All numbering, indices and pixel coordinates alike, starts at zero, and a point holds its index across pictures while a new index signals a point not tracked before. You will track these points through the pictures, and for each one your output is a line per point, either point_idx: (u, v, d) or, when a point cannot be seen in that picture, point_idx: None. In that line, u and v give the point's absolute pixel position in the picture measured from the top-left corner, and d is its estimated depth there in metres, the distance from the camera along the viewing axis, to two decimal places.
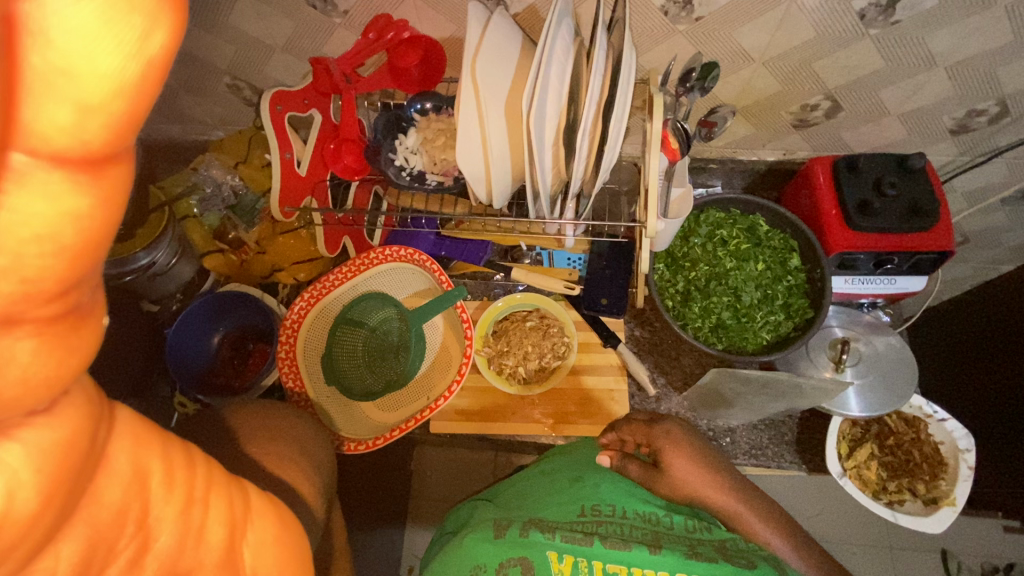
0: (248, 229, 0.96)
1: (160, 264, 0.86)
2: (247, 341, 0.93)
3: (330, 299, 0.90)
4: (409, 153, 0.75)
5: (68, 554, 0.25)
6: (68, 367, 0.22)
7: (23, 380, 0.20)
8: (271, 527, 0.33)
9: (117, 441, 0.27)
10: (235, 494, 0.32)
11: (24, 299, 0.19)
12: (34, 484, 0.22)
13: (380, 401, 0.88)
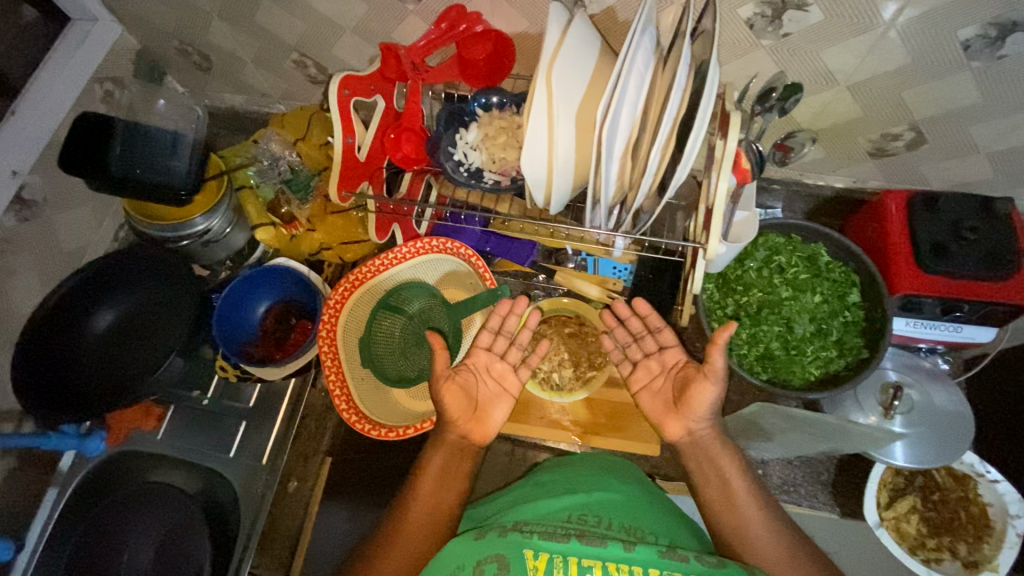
0: (301, 205, 0.95)
1: (216, 231, 0.93)
2: (290, 316, 0.94)
3: (373, 283, 0.90)
4: (469, 148, 0.73)
5: (490, 420, 0.72)
6: (507, 381, 0.75)
7: (501, 377, 0.76)
8: (442, 462, 0.68)
9: (498, 412, 0.73)
10: (454, 450, 0.69)
11: (506, 352, 0.77)
12: (500, 399, 0.74)
13: (412, 388, 0.90)
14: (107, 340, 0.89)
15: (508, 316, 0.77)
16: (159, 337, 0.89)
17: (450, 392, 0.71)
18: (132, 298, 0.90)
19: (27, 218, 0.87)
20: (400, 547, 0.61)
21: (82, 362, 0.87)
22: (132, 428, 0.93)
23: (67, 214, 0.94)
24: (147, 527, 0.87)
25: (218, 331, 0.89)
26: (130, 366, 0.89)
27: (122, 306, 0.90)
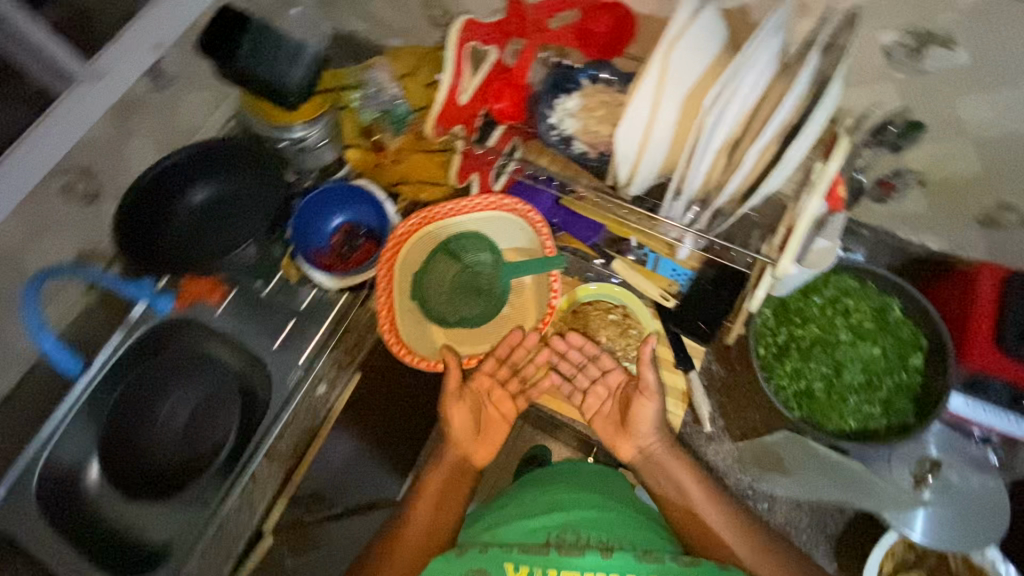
0: (392, 135, 1.01)
1: (311, 141, 1.00)
2: (358, 236, 0.99)
3: (441, 224, 0.94)
4: (566, 115, 0.74)
5: (489, 446, 0.89)
6: (507, 410, 0.91)
7: (494, 407, 0.91)
8: (440, 478, 0.84)
9: (498, 432, 0.90)
10: (455, 468, 0.85)
11: (498, 362, 0.89)
12: (497, 428, 0.90)
13: (449, 331, 0.94)
14: (199, 214, 0.98)
15: (517, 347, 0.87)
16: (240, 224, 0.96)
17: (459, 410, 0.87)
18: (228, 182, 0.98)
19: (158, 87, 0.96)
20: (405, 545, 0.77)
21: (171, 226, 0.96)
22: (195, 300, 1.00)
23: (192, 94, 1.03)
24: (186, 391, 0.98)
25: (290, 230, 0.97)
26: (210, 243, 0.97)
27: (219, 187, 0.98)
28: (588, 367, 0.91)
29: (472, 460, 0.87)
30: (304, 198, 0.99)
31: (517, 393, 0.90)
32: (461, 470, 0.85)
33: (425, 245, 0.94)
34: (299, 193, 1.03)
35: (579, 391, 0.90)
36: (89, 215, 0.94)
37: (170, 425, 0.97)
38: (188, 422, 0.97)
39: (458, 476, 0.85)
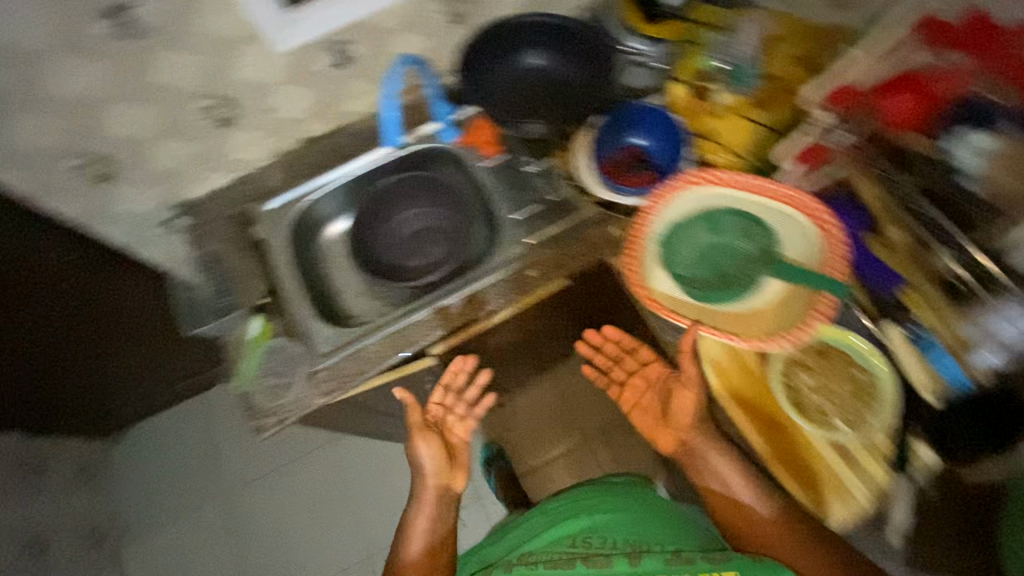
0: (726, 91, 0.96)
1: (648, 58, 1.02)
2: (642, 163, 0.96)
3: (734, 192, 0.90)
4: (977, 148, 0.75)
5: (454, 472, 0.94)
6: (452, 455, 0.96)
7: (446, 442, 0.97)
8: (433, 491, 0.92)
9: (460, 470, 0.95)
10: (442, 463, 0.94)
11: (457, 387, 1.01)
12: (445, 464, 0.94)
13: (677, 285, 0.89)
14: (524, 77, 1.05)
15: (460, 369, 1.00)
16: (543, 111, 1.04)
17: (427, 438, 0.94)
18: (563, 68, 1.03)
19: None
20: (419, 529, 0.89)
21: (494, 73, 1.05)
22: (477, 145, 1.10)
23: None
24: (433, 206, 1.11)
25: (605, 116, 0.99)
26: (510, 108, 1.05)
27: (552, 66, 1.04)
28: (630, 359, 0.97)
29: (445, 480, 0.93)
30: (616, 104, 1.00)
31: (450, 445, 0.96)
32: (446, 481, 0.93)
33: (705, 202, 0.91)
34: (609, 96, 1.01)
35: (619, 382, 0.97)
36: (448, 30, 1.02)
37: (404, 230, 1.11)
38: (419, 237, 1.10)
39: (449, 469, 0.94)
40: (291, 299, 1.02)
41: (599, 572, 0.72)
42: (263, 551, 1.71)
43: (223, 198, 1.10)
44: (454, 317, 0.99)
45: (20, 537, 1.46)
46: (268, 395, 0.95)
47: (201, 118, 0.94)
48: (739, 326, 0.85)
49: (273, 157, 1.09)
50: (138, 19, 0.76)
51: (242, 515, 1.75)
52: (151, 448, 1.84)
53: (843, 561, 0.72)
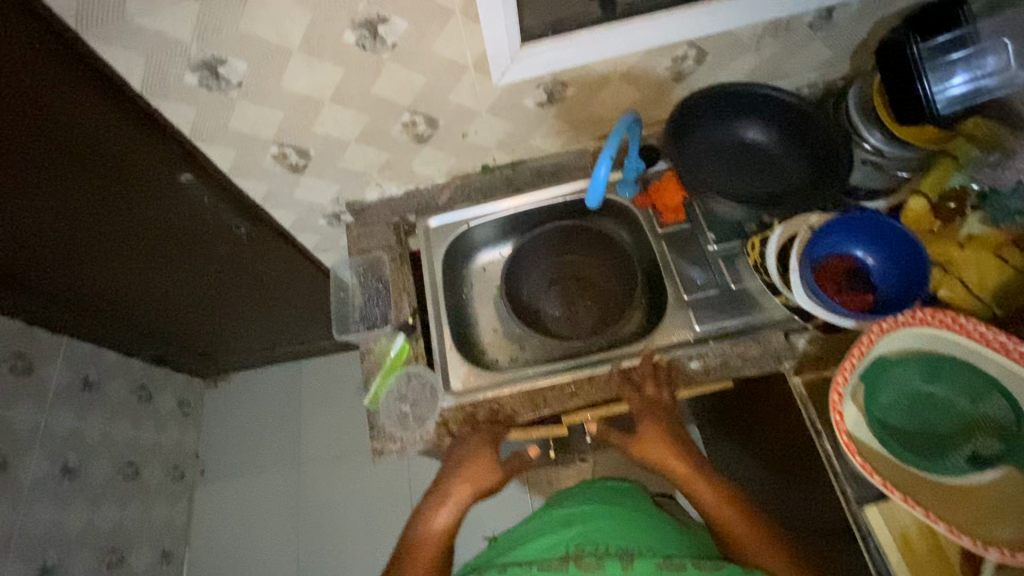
0: (977, 222, 0.84)
1: (885, 161, 0.91)
2: (856, 283, 0.84)
3: (972, 345, 0.76)
4: None
5: (491, 446, 0.84)
6: (494, 439, 0.85)
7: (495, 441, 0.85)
8: (483, 465, 0.81)
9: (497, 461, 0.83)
10: (486, 457, 0.82)
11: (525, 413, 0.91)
12: (496, 445, 0.84)
13: (876, 435, 0.77)
14: (743, 141, 0.99)
15: (551, 387, 0.92)
16: (741, 181, 0.97)
17: (488, 443, 0.84)
18: (788, 151, 0.97)
19: (822, 27, 0.89)
20: (435, 537, 0.75)
21: (703, 137, 0.99)
22: (652, 205, 1.05)
23: (829, 48, 0.94)
24: (595, 261, 1.11)
25: (845, 214, 0.86)
26: (712, 164, 0.98)
27: (777, 146, 0.97)
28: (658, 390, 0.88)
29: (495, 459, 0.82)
30: (847, 208, 0.87)
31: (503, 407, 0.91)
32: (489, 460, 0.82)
33: (926, 345, 0.79)
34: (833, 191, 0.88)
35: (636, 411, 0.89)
36: (666, 87, 0.96)
37: (552, 283, 1.11)
38: (568, 293, 1.10)
39: (486, 448, 0.83)
40: (436, 326, 1.00)
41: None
42: (317, 526, 1.75)
43: (390, 206, 1.11)
44: (597, 390, 0.91)
45: (119, 457, 1.56)
46: (406, 423, 0.90)
47: (400, 133, 0.93)
48: (900, 480, 0.74)
49: (447, 176, 1.08)
50: (383, 36, 0.75)
51: (307, 489, 1.79)
52: (241, 400, 1.93)
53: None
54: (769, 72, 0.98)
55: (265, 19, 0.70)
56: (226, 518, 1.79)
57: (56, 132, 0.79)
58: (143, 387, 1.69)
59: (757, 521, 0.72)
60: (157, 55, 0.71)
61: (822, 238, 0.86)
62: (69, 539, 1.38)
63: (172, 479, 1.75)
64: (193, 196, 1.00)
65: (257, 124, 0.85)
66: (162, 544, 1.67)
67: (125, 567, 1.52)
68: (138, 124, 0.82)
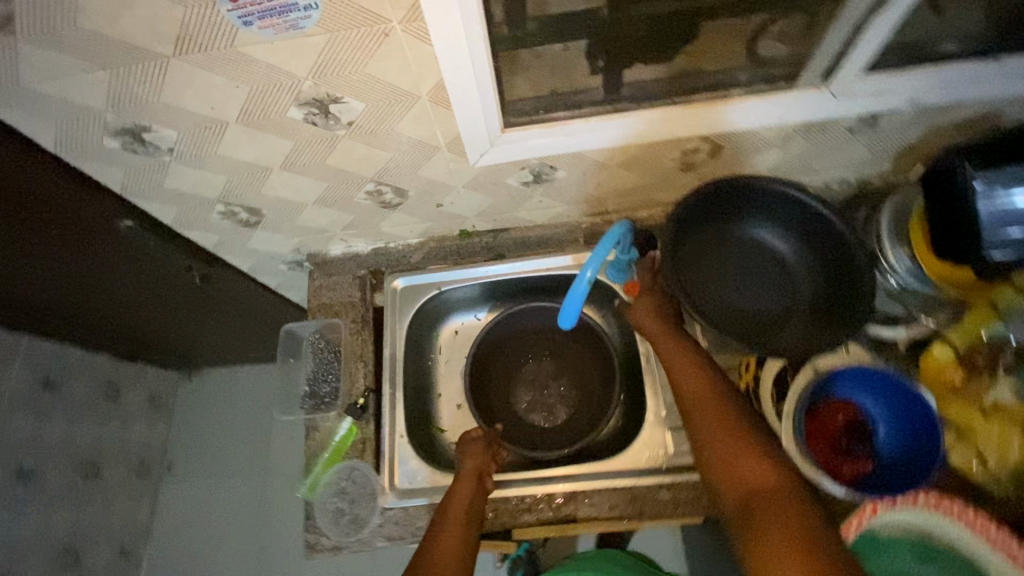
0: (1010, 385, 0.73)
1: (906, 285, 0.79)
2: (853, 448, 0.75)
3: (989, 552, 0.63)
4: None
5: (475, 447, 0.85)
6: (483, 444, 0.86)
7: (484, 440, 0.87)
8: (473, 454, 0.83)
9: (485, 446, 0.85)
10: (476, 446, 0.85)
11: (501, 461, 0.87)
12: (479, 444, 0.86)
13: None
14: (751, 239, 0.86)
15: (510, 496, 0.86)
16: (740, 288, 0.85)
17: (472, 446, 0.85)
18: (804, 260, 0.83)
19: (859, 132, 0.76)
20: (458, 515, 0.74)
21: (711, 231, 0.86)
22: None
23: (864, 150, 0.81)
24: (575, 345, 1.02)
25: (864, 369, 0.75)
26: (710, 263, 0.86)
27: (791, 252, 0.84)
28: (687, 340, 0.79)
29: (483, 443, 0.85)
30: (865, 364, 0.76)
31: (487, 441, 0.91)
32: (478, 452, 0.84)
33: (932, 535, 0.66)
34: (851, 326, 0.74)
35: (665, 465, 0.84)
36: (676, 175, 0.84)
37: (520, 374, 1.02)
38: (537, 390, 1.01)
39: (475, 445, 0.85)
40: (390, 407, 0.92)
41: None
42: (274, 541, 1.72)
43: (356, 261, 1.01)
44: (552, 509, 0.85)
45: (77, 457, 1.48)
46: (342, 526, 0.85)
47: (364, 200, 0.83)
48: None
49: (420, 237, 0.98)
50: (337, 115, 0.64)
51: (269, 500, 1.76)
52: (211, 399, 1.87)
53: (771, 453, 0.62)
54: (792, 166, 0.85)
55: (192, 93, 0.58)
56: (188, 518, 1.75)
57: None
58: (112, 383, 1.58)
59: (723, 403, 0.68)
60: (68, 121, 0.61)
61: (826, 385, 0.77)
62: (18, 543, 1.31)
63: (135, 475, 1.69)
64: (137, 242, 0.89)
65: (198, 185, 0.75)
66: (121, 540, 1.63)
67: (79, 567, 1.48)
68: (66, 186, 0.71)
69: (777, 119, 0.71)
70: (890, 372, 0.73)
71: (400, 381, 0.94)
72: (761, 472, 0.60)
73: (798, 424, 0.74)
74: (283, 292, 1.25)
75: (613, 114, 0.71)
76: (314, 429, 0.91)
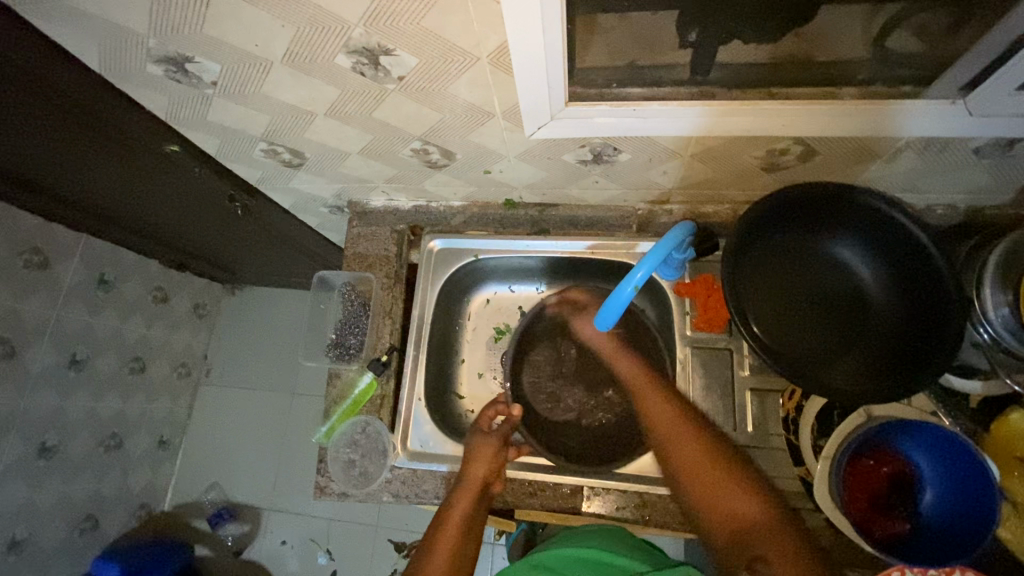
0: None
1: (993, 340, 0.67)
2: (894, 499, 0.70)
3: None
4: None
5: (487, 450, 0.80)
6: (497, 449, 0.81)
7: (499, 444, 0.82)
8: (480, 461, 0.79)
9: (493, 456, 0.80)
10: (485, 453, 0.80)
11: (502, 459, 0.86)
12: (492, 450, 0.80)
13: None
14: (826, 256, 0.77)
15: (516, 478, 0.85)
16: (803, 308, 0.76)
17: (481, 450, 0.80)
18: (885, 287, 0.73)
19: (979, 154, 0.65)
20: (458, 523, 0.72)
21: (779, 241, 0.77)
22: (693, 298, 0.88)
23: (979, 176, 0.70)
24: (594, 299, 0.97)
25: (926, 426, 0.67)
26: (773, 275, 0.77)
27: (870, 277, 0.74)
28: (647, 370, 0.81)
29: (493, 455, 0.80)
30: (933, 421, 0.68)
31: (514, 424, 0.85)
32: (485, 459, 0.79)
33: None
34: (917, 378, 0.66)
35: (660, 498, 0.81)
36: (753, 172, 0.75)
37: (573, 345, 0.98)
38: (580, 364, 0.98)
39: (484, 449, 0.80)
40: (410, 369, 0.91)
41: None
42: None
43: (395, 215, 0.98)
44: (558, 499, 0.83)
45: (127, 353, 1.53)
46: (350, 477, 0.87)
47: (409, 156, 0.78)
48: None
49: (463, 201, 0.93)
50: (387, 68, 0.58)
51: None
52: (246, 314, 1.91)
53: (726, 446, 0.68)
54: (885, 180, 0.75)
55: (235, 27, 0.54)
56: (219, 423, 1.84)
57: (9, 87, 0.63)
58: (160, 288, 1.59)
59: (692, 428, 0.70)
60: (111, 41, 0.58)
61: (877, 434, 0.70)
62: (70, 422, 1.39)
63: (178, 375, 1.77)
64: (183, 166, 0.86)
65: (240, 121, 0.72)
66: (159, 432, 1.74)
67: (122, 451, 1.59)
68: (110, 103, 0.69)
69: (884, 130, 0.61)
70: (955, 434, 0.65)
71: (424, 344, 0.92)
72: (748, 502, 0.62)
73: (838, 468, 0.69)
74: (321, 229, 1.24)
75: (696, 100, 0.62)
76: (335, 376, 0.92)
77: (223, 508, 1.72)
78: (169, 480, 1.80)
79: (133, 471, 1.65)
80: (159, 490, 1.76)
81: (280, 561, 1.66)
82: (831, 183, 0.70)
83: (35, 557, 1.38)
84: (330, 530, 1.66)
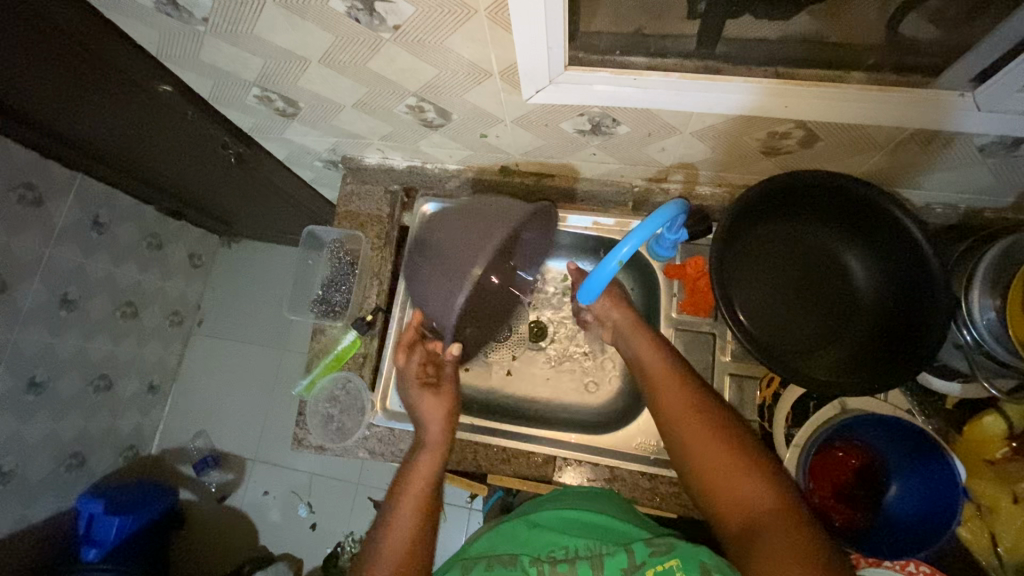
0: None
1: (976, 345, 0.67)
2: (855, 488, 0.72)
3: None
4: None
5: (434, 400, 0.79)
6: (449, 396, 0.80)
7: (446, 390, 0.81)
8: (434, 414, 0.78)
9: (444, 404, 0.79)
10: (434, 402, 0.79)
11: (481, 426, 0.87)
12: (446, 401, 0.79)
13: None
14: (820, 248, 0.76)
15: (489, 447, 0.86)
16: (789, 298, 0.76)
17: (431, 400, 0.79)
18: (873, 284, 0.73)
19: (983, 152, 0.64)
20: (422, 488, 0.70)
21: (772, 227, 0.76)
22: (681, 280, 0.88)
23: (980, 175, 0.69)
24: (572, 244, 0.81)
25: (895, 421, 0.68)
26: (762, 263, 0.76)
27: (860, 269, 0.74)
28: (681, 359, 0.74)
29: (446, 400, 0.79)
30: (901, 418, 0.67)
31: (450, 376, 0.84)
32: (438, 410, 0.78)
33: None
34: (896, 378, 0.65)
35: (626, 473, 0.82)
36: (752, 156, 0.74)
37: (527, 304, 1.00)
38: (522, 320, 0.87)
39: (429, 397, 0.79)
40: (395, 330, 0.91)
41: (590, 550, 0.60)
42: None
43: (390, 174, 0.97)
44: (530, 468, 0.84)
45: (119, 296, 1.53)
46: (329, 432, 0.88)
47: (404, 113, 0.76)
48: None
49: (459, 164, 0.92)
50: (382, 15, 0.56)
51: None
52: (240, 268, 1.91)
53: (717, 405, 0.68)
54: (885, 173, 0.74)
55: None
56: (209, 373, 1.86)
57: None
58: (154, 235, 1.58)
59: (713, 414, 0.66)
60: None
61: (849, 427, 0.70)
62: (59, 359, 1.39)
63: (170, 323, 1.78)
64: (176, 109, 0.85)
65: (233, 63, 0.71)
66: (150, 377, 1.76)
67: (111, 392, 1.61)
68: (100, 36, 0.67)
69: (887, 119, 0.60)
70: (924, 432, 0.66)
71: (410, 305, 0.92)
72: (755, 489, 0.60)
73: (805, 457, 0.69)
74: (316, 185, 1.22)
75: (699, 74, 0.60)
76: (320, 332, 0.92)
77: (209, 456, 1.75)
78: (157, 425, 1.83)
79: (121, 414, 1.67)
80: (147, 434, 1.79)
81: (262, 510, 1.70)
82: (829, 173, 0.68)
83: (22, 489, 1.40)
84: (312, 484, 1.70)
